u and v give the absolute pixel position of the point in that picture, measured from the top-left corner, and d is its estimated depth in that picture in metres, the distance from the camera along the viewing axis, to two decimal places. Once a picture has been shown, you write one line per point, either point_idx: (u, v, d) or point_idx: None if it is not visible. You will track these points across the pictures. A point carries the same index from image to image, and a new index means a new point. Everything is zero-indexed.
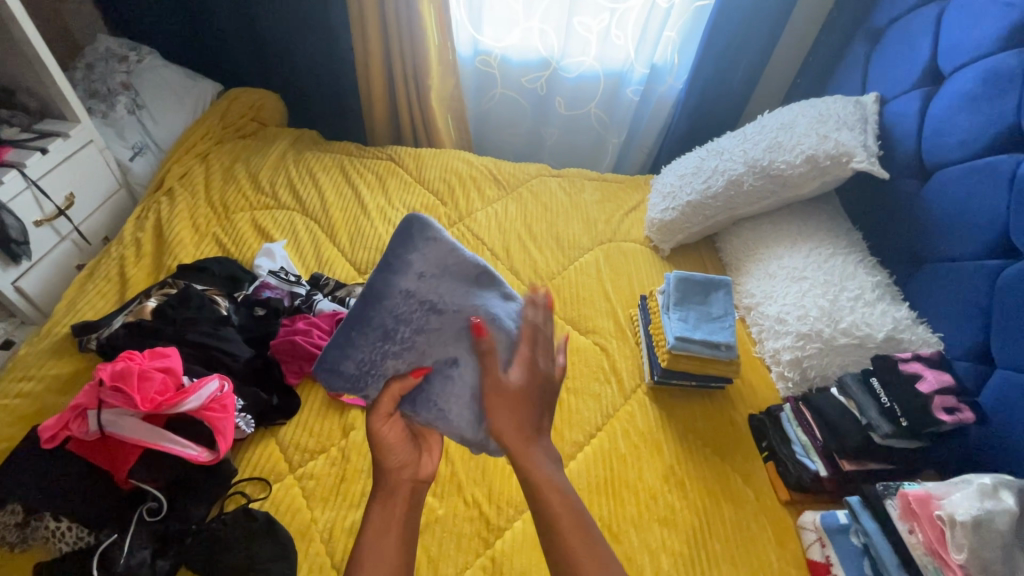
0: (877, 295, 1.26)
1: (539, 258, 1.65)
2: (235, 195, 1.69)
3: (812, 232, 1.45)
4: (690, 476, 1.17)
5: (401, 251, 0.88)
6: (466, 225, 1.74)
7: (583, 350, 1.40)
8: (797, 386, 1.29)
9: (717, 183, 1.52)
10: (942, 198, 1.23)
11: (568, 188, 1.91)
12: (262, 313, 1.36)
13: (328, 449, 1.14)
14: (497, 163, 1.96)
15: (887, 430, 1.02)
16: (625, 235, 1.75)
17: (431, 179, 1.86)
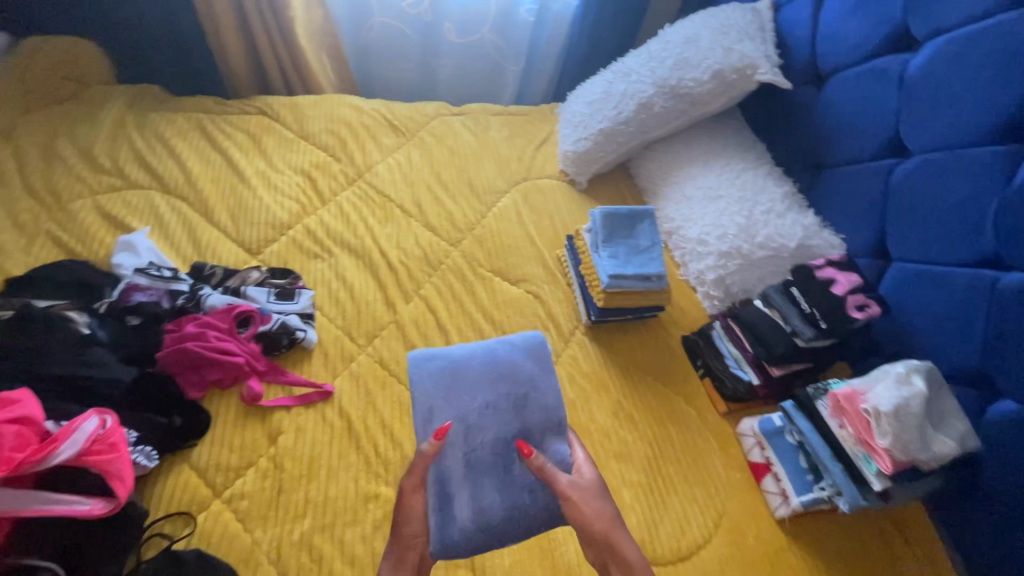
0: (786, 205, 1.31)
1: (454, 208, 1.52)
2: (66, 178, 1.36)
3: (721, 149, 1.45)
4: (638, 409, 1.19)
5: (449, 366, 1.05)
6: (367, 181, 1.55)
7: (516, 301, 1.35)
8: (723, 302, 1.34)
9: (629, 107, 1.46)
10: (837, 104, 1.27)
11: (474, 127, 1.76)
12: (137, 323, 1.12)
13: (256, 461, 1.01)
14: (390, 105, 1.75)
15: (810, 334, 1.08)
16: (539, 171, 1.67)
17: (316, 133, 1.62)
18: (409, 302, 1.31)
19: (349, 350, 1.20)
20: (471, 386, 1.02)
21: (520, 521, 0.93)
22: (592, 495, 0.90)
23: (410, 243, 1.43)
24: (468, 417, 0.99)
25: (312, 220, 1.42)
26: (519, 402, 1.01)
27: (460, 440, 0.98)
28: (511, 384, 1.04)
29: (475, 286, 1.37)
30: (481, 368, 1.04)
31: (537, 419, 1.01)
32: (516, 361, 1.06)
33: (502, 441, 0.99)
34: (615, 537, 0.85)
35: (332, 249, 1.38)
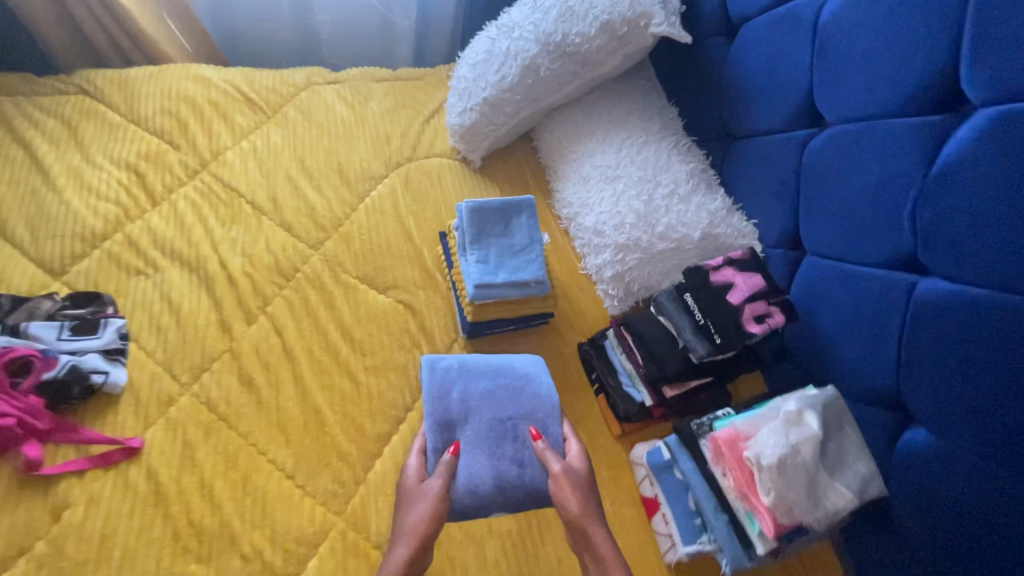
0: (692, 186, 1.11)
1: (318, 201, 1.29)
2: None
3: (623, 118, 1.22)
4: None
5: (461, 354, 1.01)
6: (212, 173, 1.30)
7: (383, 314, 1.14)
8: (623, 302, 1.15)
9: (512, 71, 1.21)
10: (747, 61, 1.05)
11: (351, 97, 1.49)
12: None
13: (33, 546, 0.84)
14: (247, 74, 1.46)
15: (702, 351, 0.90)
16: (426, 150, 1.42)
17: (149, 115, 1.34)
18: (250, 325, 1.11)
19: (167, 391, 1.00)
20: (476, 376, 0.98)
21: (506, 496, 0.90)
22: (581, 485, 0.83)
23: (259, 249, 1.20)
24: (471, 400, 0.95)
25: (135, 226, 1.18)
26: (520, 391, 0.98)
27: (463, 420, 0.94)
28: (512, 378, 0.99)
29: (335, 299, 1.16)
30: (488, 363, 1.00)
31: (540, 407, 0.97)
32: (518, 361, 1.02)
33: (503, 425, 0.95)
34: (592, 528, 0.79)
35: (158, 262, 1.15)
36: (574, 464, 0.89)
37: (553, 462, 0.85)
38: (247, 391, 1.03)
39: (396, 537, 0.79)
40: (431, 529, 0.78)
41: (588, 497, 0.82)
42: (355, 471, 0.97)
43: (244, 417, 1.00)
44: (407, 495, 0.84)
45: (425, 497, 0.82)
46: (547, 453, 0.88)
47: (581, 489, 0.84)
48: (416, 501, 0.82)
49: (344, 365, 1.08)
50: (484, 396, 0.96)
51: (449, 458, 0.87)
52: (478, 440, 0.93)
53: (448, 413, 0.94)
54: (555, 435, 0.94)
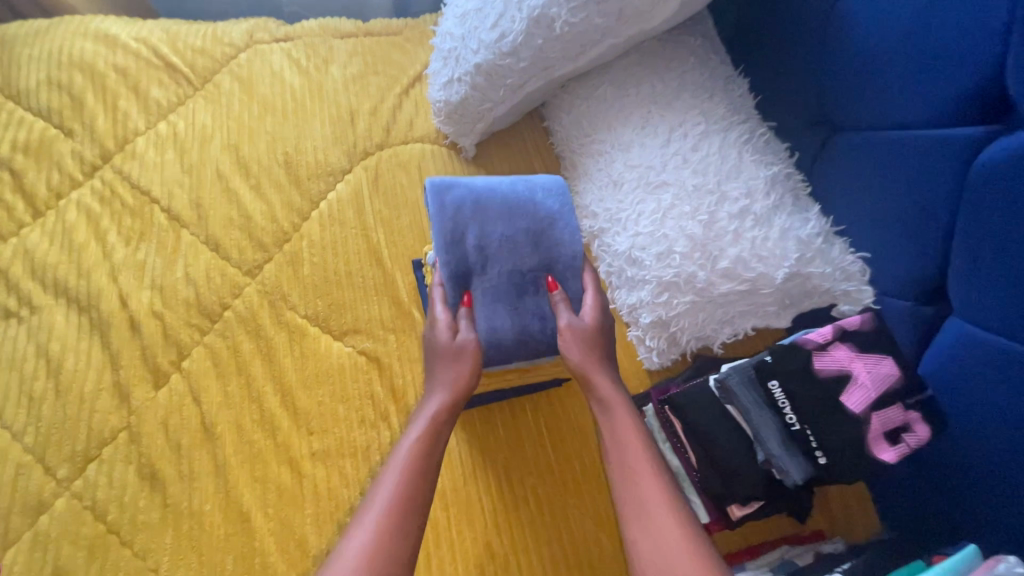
0: (771, 202, 0.77)
1: (257, 208, 0.97)
2: None
3: (671, 96, 0.87)
4: (520, 554, 0.77)
5: (473, 189, 0.82)
6: (116, 169, 0.98)
7: (338, 370, 0.85)
8: (665, 358, 0.84)
9: (516, 25, 0.85)
10: (877, 12, 0.68)
11: (306, 60, 1.13)
12: None
13: None
14: (167, 29, 1.10)
15: (798, 477, 0.60)
16: (403, 132, 1.08)
17: (32, 89, 1.00)
18: (158, 389, 0.82)
19: (36, 492, 0.73)
20: (492, 218, 0.81)
21: (529, 350, 0.80)
22: (590, 338, 0.74)
23: (175, 278, 0.90)
24: (488, 248, 0.80)
25: (7, 248, 0.88)
26: (540, 233, 0.82)
27: (479, 267, 0.80)
28: (532, 219, 0.82)
29: (275, 348, 0.86)
30: (504, 203, 0.82)
31: (562, 254, 0.82)
32: (540, 195, 0.84)
33: (522, 273, 0.81)
34: (593, 378, 0.72)
35: (35, 300, 0.85)
36: (590, 314, 0.77)
37: (564, 315, 0.76)
38: (149, 489, 0.76)
39: (428, 389, 0.73)
40: (465, 387, 0.72)
41: (597, 349, 0.74)
42: None
43: (143, 529, 0.74)
44: (440, 350, 0.73)
45: (458, 356, 0.73)
46: (561, 307, 0.77)
47: (587, 342, 0.74)
48: (441, 359, 0.73)
49: (282, 449, 0.79)
50: (502, 241, 0.81)
51: (467, 311, 0.77)
52: (496, 290, 0.80)
53: (463, 260, 0.79)
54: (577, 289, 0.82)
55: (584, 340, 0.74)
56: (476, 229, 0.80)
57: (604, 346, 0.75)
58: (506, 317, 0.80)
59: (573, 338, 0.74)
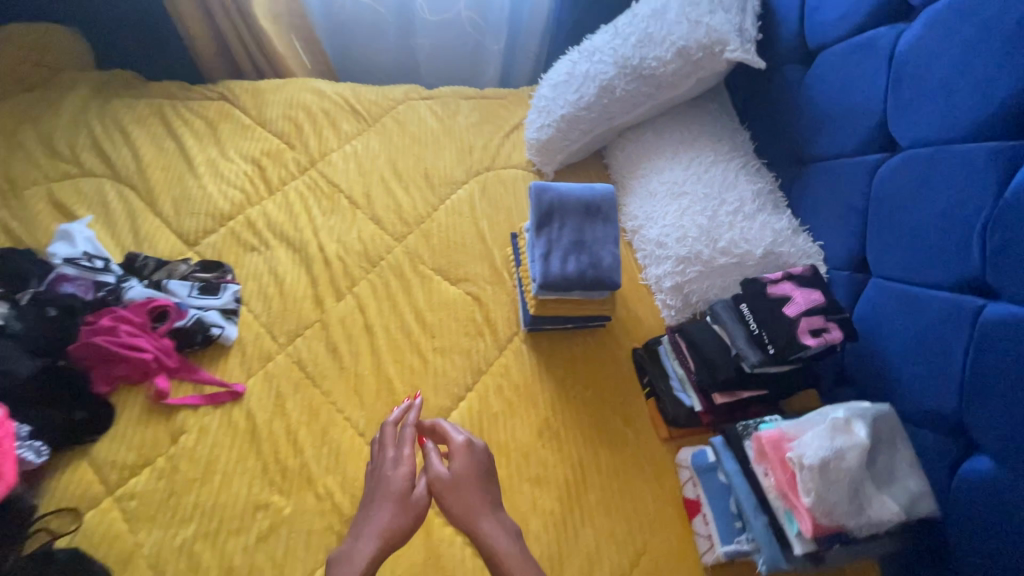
0: (758, 206, 1.15)
1: (405, 200, 1.44)
2: (24, 166, 1.40)
3: (693, 138, 1.28)
4: (566, 428, 1.10)
5: (560, 185, 1.12)
6: (319, 170, 1.49)
7: (454, 302, 1.26)
8: (681, 313, 1.20)
9: (590, 91, 1.31)
10: (823, 86, 1.08)
11: (441, 112, 1.66)
12: (54, 312, 1.10)
13: (154, 460, 1.01)
14: (355, 88, 1.67)
15: (755, 359, 0.94)
16: (505, 161, 1.56)
17: (273, 120, 1.57)
18: (340, 301, 1.26)
19: (267, 348, 1.16)
20: (571, 204, 1.10)
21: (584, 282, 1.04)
22: (463, 482, 0.85)
23: (352, 237, 1.36)
24: (565, 225, 1.08)
25: (252, 210, 1.39)
26: (600, 218, 1.09)
27: (555, 229, 1.08)
28: (596, 206, 1.10)
29: (411, 286, 1.29)
30: (579, 198, 1.10)
31: (610, 227, 1.09)
32: (600, 187, 1.13)
33: (583, 239, 1.08)
34: (476, 522, 0.81)
35: (269, 242, 1.34)
36: (458, 459, 0.88)
37: (438, 465, 0.88)
38: (332, 356, 1.17)
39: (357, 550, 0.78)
40: (401, 531, 0.81)
41: (472, 491, 0.85)
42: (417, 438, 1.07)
43: (327, 378, 1.14)
44: (388, 493, 0.85)
45: (406, 508, 0.83)
46: (436, 458, 0.89)
47: (454, 492, 0.85)
48: (387, 500, 0.84)
49: (415, 344, 1.19)
50: (576, 218, 1.09)
51: (401, 458, 0.89)
52: (560, 244, 1.07)
53: (544, 226, 1.09)
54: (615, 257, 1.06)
55: (454, 482, 0.85)
56: (559, 212, 1.09)
57: (473, 487, 0.85)
58: (567, 263, 1.05)
59: (445, 485, 0.85)
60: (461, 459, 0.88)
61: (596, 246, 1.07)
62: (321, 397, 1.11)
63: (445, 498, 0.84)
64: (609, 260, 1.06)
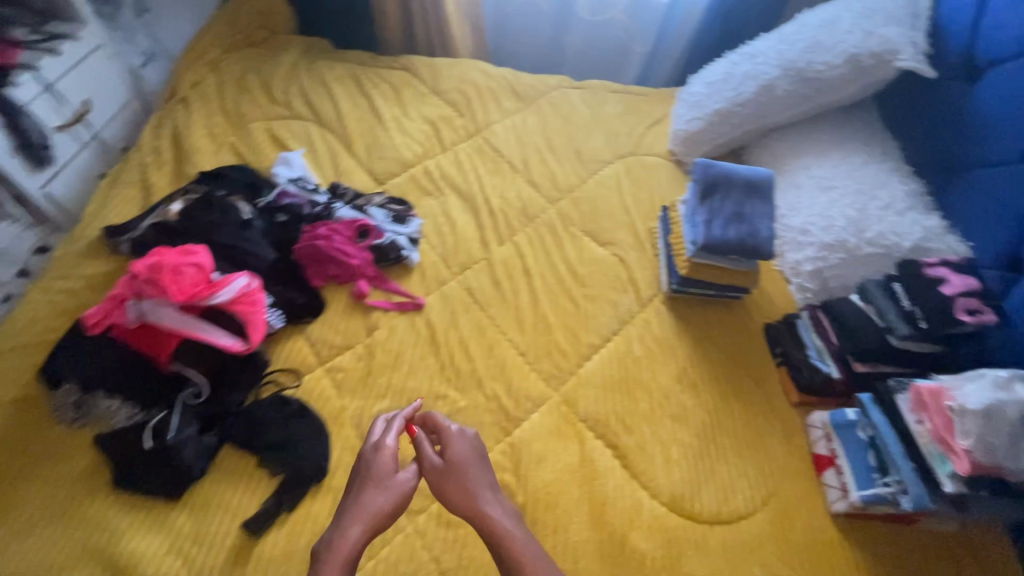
0: (908, 204, 1.23)
1: (559, 170, 1.61)
2: (249, 104, 1.67)
3: (844, 141, 1.38)
4: (703, 380, 1.21)
5: (725, 165, 1.25)
6: (485, 137, 1.69)
7: (602, 261, 1.40)
8: (816, 296, 1.28)
9: (750, 89, 1.45)
10: (988, 98, 1.18)
11: (591, 101, 1.83)
12: (284, 219, 1.35)
13: (354, 345, 1.19)
14: (516, 73, 1.87)
15: (905, 331, 1.02)
16: (647, 149, 1.70)
17: (447, 91, 1.79)
18: (502, 245, 1.43)
19: (442, 274, 1.34)
20: (735, 181, 1.22)
21: (740, 248, 1.17)
22: (456, 470, 0.90)
23: (512, 195, 1.54)
24: (726, 200, 1.21)
25: (429, 162, 1.60)
26: (760, 197, 1.21)
27: (717, 201, 1.21)
28: (756, 187, 1.22)
29: (564, 242, 1.44)
30: (742, 178, 1.23)
31: (768, 205, 1.21)
32: (760, 172, 1.25)
33: (743, 213, 1.19)
34: (479, 504, 0.86)
35: (443, 189, 1.53)
36: (451, 449, 0.93)
37: (432, 455, 0.92)
38: (497, 288, 1.33)
39: (347, 525, 0.81)
40: (386, 511, 0.84)
41: (466, 479, 0.89)
42: (571, 365, 1.20)
43: (493, 305, 1.30)
44: (377, 478, 0.88)
45: (393, 491, 0.87)
46: (427, 447, 0.93)
47: (446, 480, 0.89)
48: (380, 481, 0.87)
49: (568, 289, 1.34)
50: (738, 194, 1.21)
51: (386, 445, 0.92)
52: (722, 214, 1.19)
53: (708, 198, 1.22)
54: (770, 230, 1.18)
55: (446, 469, 0.90)
56: (723, 187, 1.22)
57: (468, 477, 0.89)
58: (727, 231, 1.18)
59: (441, 472, 0.90)
60: (452, 449, 0.93)
61: (754, 220, 1.19)
62: (488, 319, 1.27)
63: (440, 484, 0.88)
64: (765, 233, 1.17)
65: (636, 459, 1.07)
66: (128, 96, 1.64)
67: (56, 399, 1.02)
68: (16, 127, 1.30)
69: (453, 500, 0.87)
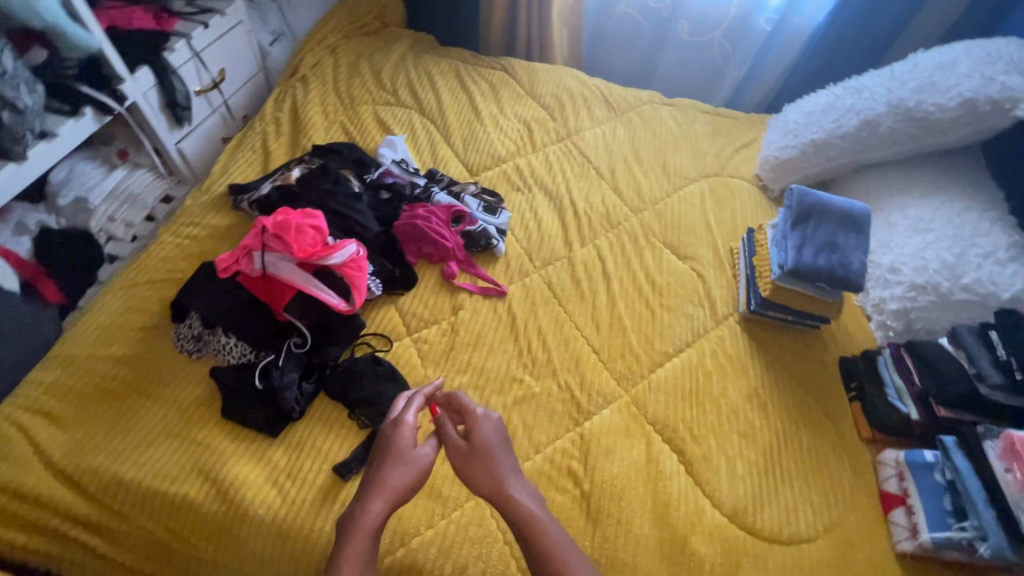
0: (1011, 255, 1.18)
1: (644, 182, 1.65)
2: (359, 88, 1.79)
3: (946, 186, 1.37)
4: (774, 402, 1.21)
5: (821, 195, 1.26)
6: (574, 141, 1.75)
7: (680, 273, 1.43)
8: (899, 336, 1.27)
9: (852, 123, 1.46)
10: None
11: (680, 118, 1.86)
12: (387, 196, 1.46)
13: (440, 321, 1.27)
14: (609, 84, 1.93)
15: (998, 381, 1.04)
16: (733, 171, 1.71)
17: (542, 94, 1.86)
18: (583, 247, 1.48)
19: (525, 266, 1.41)
20: (830, 211, 1.23)
21: (830, 277, 1.17)
22: (478, 453, 0.91)
23: (597, 200, 1.59)
24: (819, 228, 1.22)
25: (519, 160, 1.67)
26: (854, 229, 1.22)
27: (810, 228, 1.23)
28: (851, 219, 1.22)
29: (644, 251, 1.48)
30: (838, 209, 1.23)
31: (862, 239, 1.21)
32: (856, 206, 1.25)
33: (835, 243, 1.20)
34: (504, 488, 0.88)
35: (531, 187, 1.60)
36: (475, 432, 0.93)
37: (455, 437, 0.93)
38: (576, 286, 1.38)
39: (371, 498, 0.84)
40: (408, 488, 0.87)
41: (489, 462, 0.90)
42: (643, 369, 1.23)
43: (571, 301, 1.35)
44: (398, 454, 0.90)
45: (414, 469, 0.89)
46: (451, 428, 0.94)
47: (470, 461, 0.91)
48: (401, 459, 0.89)
49: (645, 296, 1.38)
50: (832, 224, 1.22)
51: (409, 422, 0.93)
52: (814, 242, 1.21)
53: (800, 224, 1.24)
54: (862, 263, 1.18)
55: (469, 451, 0.91)
56: (817, 216, 1.23)
57: (491, 461, 0.90)
58: (818, 259, 1.18)
59: (465, 454, 0.91)
60: (476, 431, 0.94)
61: (846, 251, 1.19)
62: (565, 314, 1.32)
63: (462, 464, 0.90)
64: (858, 265, 1.17)
65: (701, 468, 1.09)
66: (256, 70, 1.81)
67: (180, 331, 1.14)
68: (167, 88, 1.46)
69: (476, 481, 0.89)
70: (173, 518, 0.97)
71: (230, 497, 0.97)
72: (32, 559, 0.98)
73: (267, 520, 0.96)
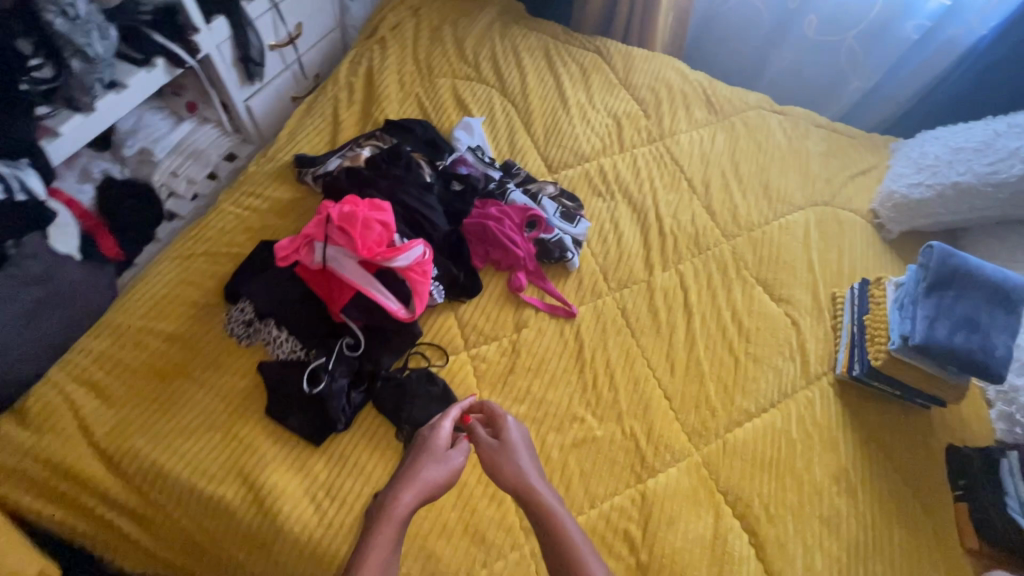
0: None
1: (741, 203, 1.46)
2: (440, 57, 1.64)
3: None
4: (864, 487, 1.07)
5: (969, 258, 1.07)
6: (667, 145, 1.56)
7: (773, 318, 1.27)
8: None
9: (1013, 171, 1.25)
10: None
11: (790, 131, 1.64)
12: (459, 188, 1.31)
13: (500, 338, 1.16)
14: (712, 82, 1.71)
15: None
16: (845, 202, 1.50)
17: (638, 86, 1.67)
18: (665, 271, 1.33)
19: (598, 286, 1.27)
20: (976, 280, 1.04)
21: (962, 360, 0.99)
22: (512, 454, 0.85)
23: (686, 218, 1.42)
24: (960, 299, 1.03)
25: (605, 161, 1.50)
26: (1005, 307, 1.02)
27: (948, 297, 1.04)
28: (1001, 293, 1.03)
29: (732, 285, 1.32)
30: (987, 279, 1.04)
31: (1013, 320, 1.01)
32: (1011, 278, 1.05)
33: (979, 320, 1.01)
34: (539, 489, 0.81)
35: (613, 195, 1.44)
36: (510, 434, 0.89)
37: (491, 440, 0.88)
38: (653, 318, 1.24)
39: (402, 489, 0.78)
40: (440, 484, 0.81)
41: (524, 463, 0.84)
42: (718, 426, 1.11)
43: (647, 335, 1.22)
44: (432, 451, 0.84)
45: (446, 465, 0.83)
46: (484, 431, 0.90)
47: (505, 460, 0.85)
48: (432, 454, 0.84)
49: (729, 341, 1.23)
50: (977, 296, 1.03)
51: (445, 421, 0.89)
52: (950, 315, 1.02)
53: (937, 290, 1.05)
54: (1007, 350, 0.98)
55: (502, 452, 0.86)
56: (960, 283, 1.04)
57: (526, 464, 0.85)
58: (953, 337, 1.00)
59: (499, 457, 0.85)
60: (511, 434, 0.89)
61: (989, 332, 1.00)
62: (638, 349, 1.19)
63: (498, 466, 0.84)
64: (1001, 351, 0.98)
65: (773, 554, 0.97)
66: (334, 25, 1.69)
67: (231, 313, 1.08)
68: (242, 41, 1.36)
69: (513, 481, 0.82)
70: (207, 517, 0.93)
71: (265, 508, 0.92)
72: (68, 534, 0.96)
73: (300, 539, 0.90)
